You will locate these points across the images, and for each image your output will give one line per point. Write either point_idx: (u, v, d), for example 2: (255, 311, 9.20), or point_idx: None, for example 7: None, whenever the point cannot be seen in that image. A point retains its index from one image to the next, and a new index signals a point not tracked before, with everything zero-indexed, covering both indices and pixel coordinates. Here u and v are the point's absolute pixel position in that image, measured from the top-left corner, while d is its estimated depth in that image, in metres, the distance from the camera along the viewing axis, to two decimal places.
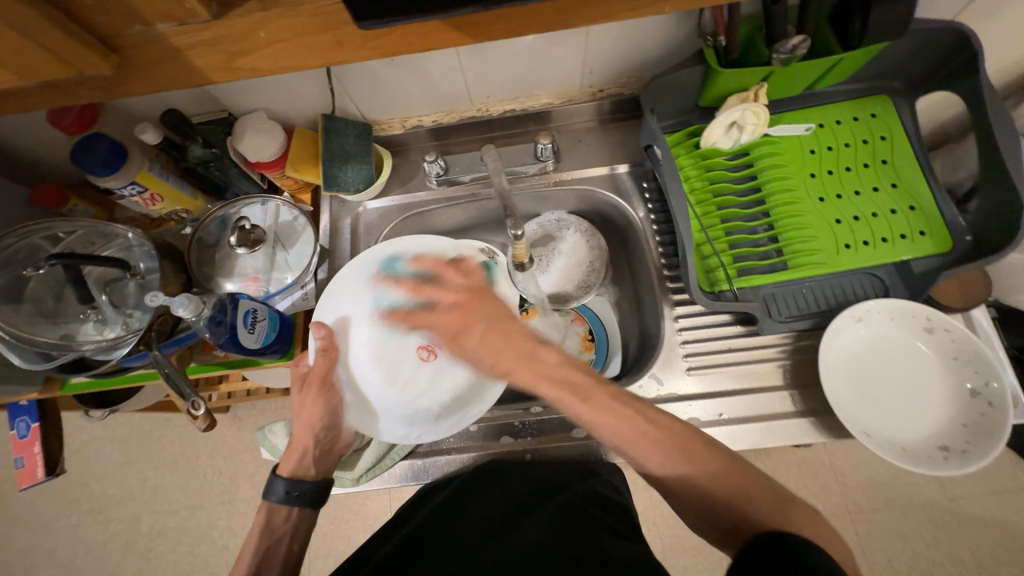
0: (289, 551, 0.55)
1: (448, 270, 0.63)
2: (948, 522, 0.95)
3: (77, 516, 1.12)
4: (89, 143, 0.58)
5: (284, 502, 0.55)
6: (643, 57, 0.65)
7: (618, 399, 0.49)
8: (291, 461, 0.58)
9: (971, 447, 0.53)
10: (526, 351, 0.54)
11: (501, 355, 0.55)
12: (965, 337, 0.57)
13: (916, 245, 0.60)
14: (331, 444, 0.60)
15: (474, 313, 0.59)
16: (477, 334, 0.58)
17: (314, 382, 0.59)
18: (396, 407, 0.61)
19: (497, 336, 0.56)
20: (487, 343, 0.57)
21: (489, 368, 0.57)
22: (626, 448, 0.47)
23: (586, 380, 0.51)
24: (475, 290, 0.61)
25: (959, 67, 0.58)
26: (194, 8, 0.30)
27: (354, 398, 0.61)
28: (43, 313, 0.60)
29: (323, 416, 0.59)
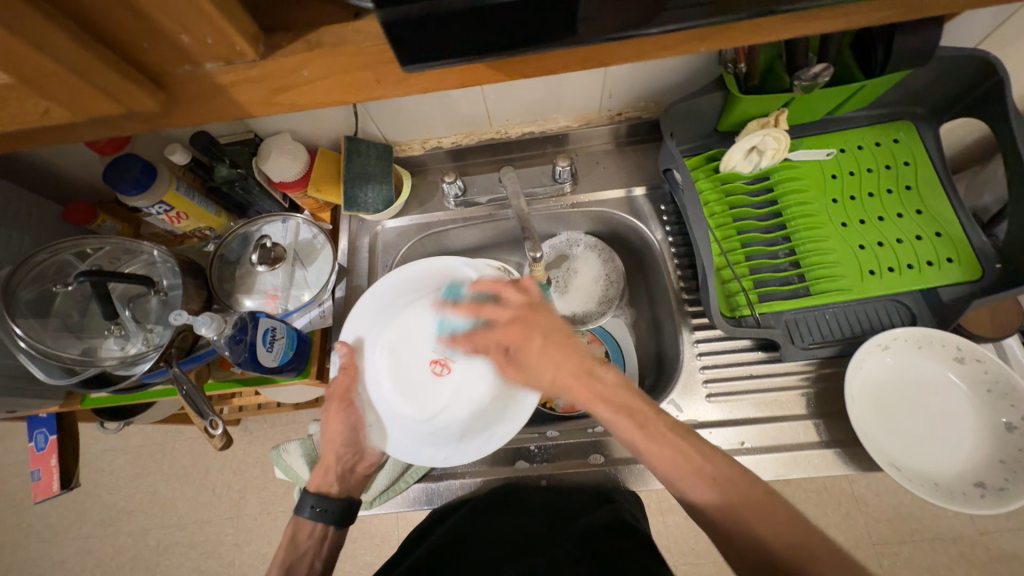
0: (311, 568, 0.56)
1: (505, 287, 0.54)
2: (979, 558, 0.91)
3: (87, 527, 1.12)
4: (121, 163, 0.60)
5: (311, 517, 0.57)
6: (663, 83, 0.66)
7: (673, 431, 0.48)
8: (318, 477, 0.60)
9: (1009, 485, 0.51)
10: (579, 365, 0.51)
11: (552, 369, 0.51)
12: (999, 369, 0.55)
13: (945, 272, 0.59)
14: (355, 463, 0.61)
15: (534, 326, 0.52)
16: (536, 350, 0.52)
17: (334, 399, 0.59)
18: (414, 426, 0.57)
19: (557, 351, 0.51)
20: (547, 355, 0.51)
21: (548, 388, 0.52)
22: (679, 483, 0.46)
23: (643, 405, 0.49)
24: (529, 307, 0.53)
25: (985, 95, 0.57)
26: (243, 49, 0.30)
27: (374, 418, 0.58)
28: (68, 327, 0.61)
29: (345, 430, 0.60)
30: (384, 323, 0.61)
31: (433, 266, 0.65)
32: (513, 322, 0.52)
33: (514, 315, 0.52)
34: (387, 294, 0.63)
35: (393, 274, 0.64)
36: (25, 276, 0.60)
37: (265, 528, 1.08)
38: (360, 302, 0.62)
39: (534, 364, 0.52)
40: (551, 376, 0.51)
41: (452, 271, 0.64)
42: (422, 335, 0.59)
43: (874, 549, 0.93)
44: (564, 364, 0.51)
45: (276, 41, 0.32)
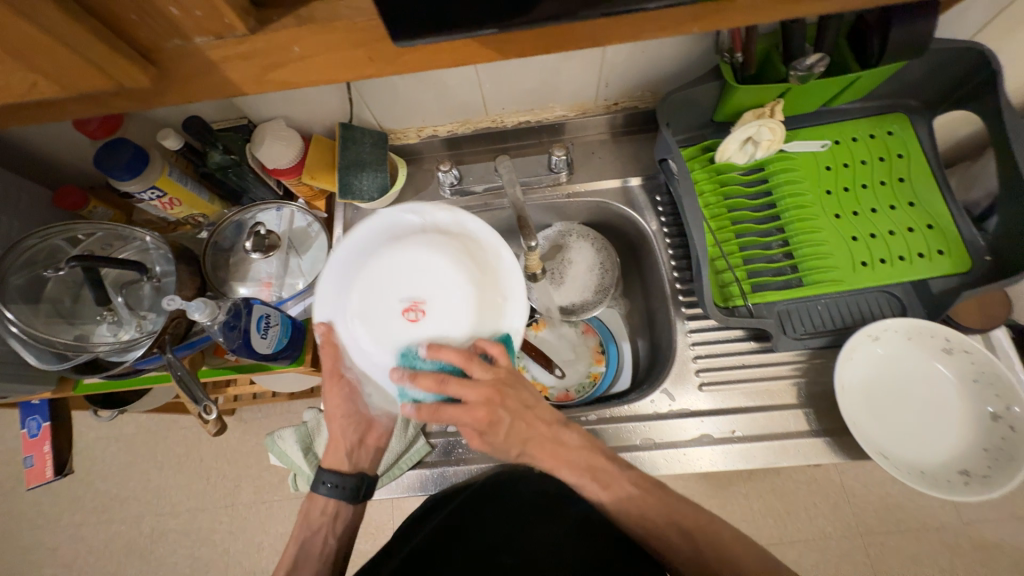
0: (325, 544, 0.59)
1: (472, 364, 0.51)
2: (962, 546, 0.93)
3: (80, 514, 1.12)
4: (112, 147, 0.59)
5: (325, 494, 0.59)
6: (659, 73, 0.66)
7: (636, 486, 0.54)
8: (329, 454, 0.61)
9: (993, 473, 0.52)
10: (546, 435, 0.56)
11: (515, 444, 0.55)
12: (985, 360, 0.55)
13: (935, 263, 0.60)
14: (364, 434, 0.61)
15: (504, 409, 0.53)
16: (504, 431, 0.54)
17: (326, 375, 0.58)
18: (410, 377, 0.54)
19: (522, 427, 0.55)
20: (518, 431, 0.55)
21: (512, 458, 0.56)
22: (652, 538, 0.53)
23: (606, 464, 0.55)
24: (502, 386, 0.53)
25: (979, 87, 0.58)
26: (233, 22, 0.30)
27: (371, 387, 0.57)
28: (60, 313, 0.61)
29: (346, 406, 0.60)
30: (350, 288, 0.57)
31: (380, 221, 0.60)
32: (488, 400, 0.52)
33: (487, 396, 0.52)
34: (347, 256, 0.58)
35: (349, 236, 0.58)
36: (15, 260, 0.60)
37: (260, 516, 1.08)
38: (326, 272, 0.57)
39: (498, 442, 0.54)
40: (517, 447, 0.55)
41: (402, 222, 0.60)
42: (387, 287, 0.55)
43: (860, 538, 0.95)
44: (528, 437, 0.55)
45: (267, 17, 0.32)
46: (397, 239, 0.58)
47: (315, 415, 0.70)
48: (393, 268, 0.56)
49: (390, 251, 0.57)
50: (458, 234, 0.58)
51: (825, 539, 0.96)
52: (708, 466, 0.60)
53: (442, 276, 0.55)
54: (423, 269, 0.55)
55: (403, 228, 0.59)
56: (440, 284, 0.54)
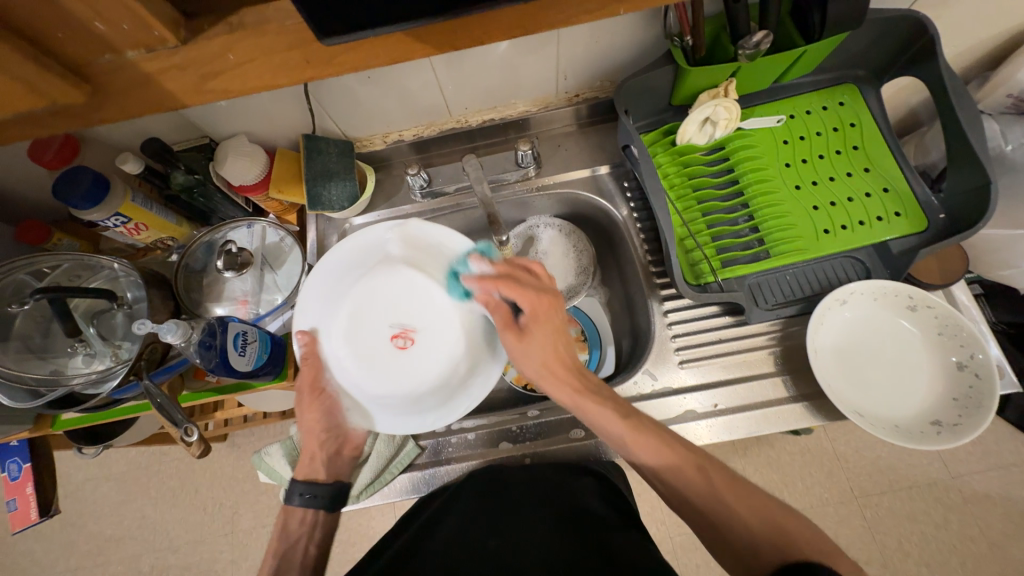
0: (306, 555, 0.54)
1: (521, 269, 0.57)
2: (953, 500, 0.95)
3: (74, 559, 1.09)
4: (71, 175, 0.58)
5: (301, 504, 0.56)
6: (614, 61, 0.67)
7: (655, 425, 0.50)
8: (303, 465, 0.58)
9: (963, 420, 0.54)
10: (568, 363, 0.54)
11: (542, 353, 0.54)
12: (947, 313, 0.58)
13: (893, 225, 0.62)
14: (341, 445, 0.60)
15: (557, 316, 0.55)
16: (541, 333, 0.54)
17: (305, 390, 0.58)
18: (391, 398, 0.56)
19: (553, 339, 0.54)
20: (555, 344, 0.54)
21: (537, 369, 0.54)
22: (666, 476, 0.47)
23: (648, 420, 0.51)
24: (548, 296, 0.55)
25: (918, 53, 0.60)
26: (163, 34, 0.31)
27: (349, 401, 0.57)
28: (31, 349, 0.60)
29: (323, 422, 0.58)
30: (340, 308, 0.59)
31: (364, 236, 0.60)
32: (547, 293, 0.55)
33: (540, 295, 0.54)
34: (330, 277, 0.59)
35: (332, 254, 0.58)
36: None
37: (261, 541, 1.07)
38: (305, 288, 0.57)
39: (535, 337, 0.54)
40: (541, 359, 0.54)
41: (378, 237, 0.60)
42: (375, 311, 0.59)
43: (857, 503, 0.97)
44: (558, 348, 0.54)
45: (198, 26, 0.33)
46: (383, 263, 0.60)
47: (301, 428, 0.69)
48: (384, 295, 0.59)
49: (376, 278, 0.59)
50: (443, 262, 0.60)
51: (823, 507, 0.98)
52: (695, 440, 0.61)
53: (427, 305, 0.59)
54: (407, 298, 0.59)
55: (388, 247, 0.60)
56: (428, 314, 0.59)
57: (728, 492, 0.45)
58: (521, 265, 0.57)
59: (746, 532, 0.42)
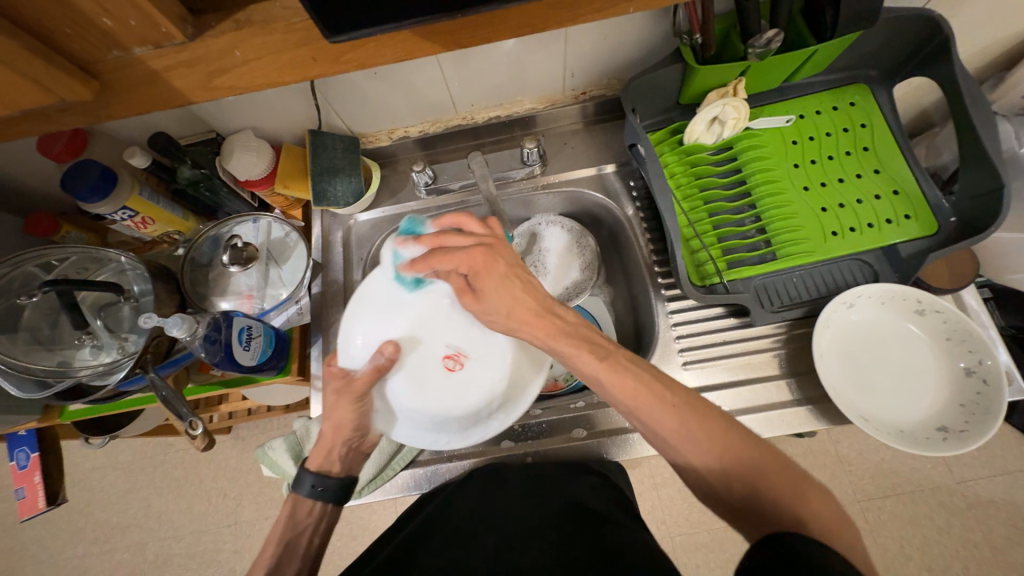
0: (310, 544, 0.54)
1: (448, 233, 0.53)
2: (957, 505, 0.94)
3: (81, 546, 1.11)
4: (79, 168, 0.59)
5: (310, 496, 0.55)
6: (623, 59, 0.66)
7: (636, 363, 0.48)
8: (317, 457, 0.57)
9: (969, 426, 0.53)
10: (532, 308, 0.50)
11: (503, 306, 0.50)
12: (956, 318, 0.57)
13: (903, 228, 0.61)
14: (358, 444, 0.58)
15: (502, 262, 0.51)
16: (494, 286, 0.50)
17: (348, 391, 0.55)
18: (420, 414, 0.56)
19: (504, 288, 0.50)
20: (508, 295, 0.50)
21: (504, 321, 0.51)
22: (641, 414, 0.46)
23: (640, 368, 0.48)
24: (483, 247, 0.51)
25: (934, 53, 0.59)
26: (170, 31, 0.31)
27: (382, 405, 0.57)
28: (39, 340, 0.60)
29: (354, 425, 0.56)
30: (398, 316, 0.58)
31: None
32: (479, 247, 0.50)
33: (469, 252, 0.50)
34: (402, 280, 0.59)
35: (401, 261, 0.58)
36: None
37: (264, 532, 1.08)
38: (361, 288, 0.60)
39: (490, 293, 0.50)
40: (506, 313, 0.51)
41: None
42: (442, 327, 0.58)
43: (859, 505, 0.96)
44: (519, 296, 0.50)
45: (205, 24, 0.33)
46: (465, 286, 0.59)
47: (304, 424, 0.69)
48: (452, 315, 0.59)
49: (453, 297, 0.59)
50: None
51: None
52: None
53: (489, 341, 0.58)
54: (472, 327, 0.58)
55: None
56: (486, 350, 0.58)
57: (699, 426, 0.44)
58: (445, 230, 0.54)
59: (723, 476, 0.42)
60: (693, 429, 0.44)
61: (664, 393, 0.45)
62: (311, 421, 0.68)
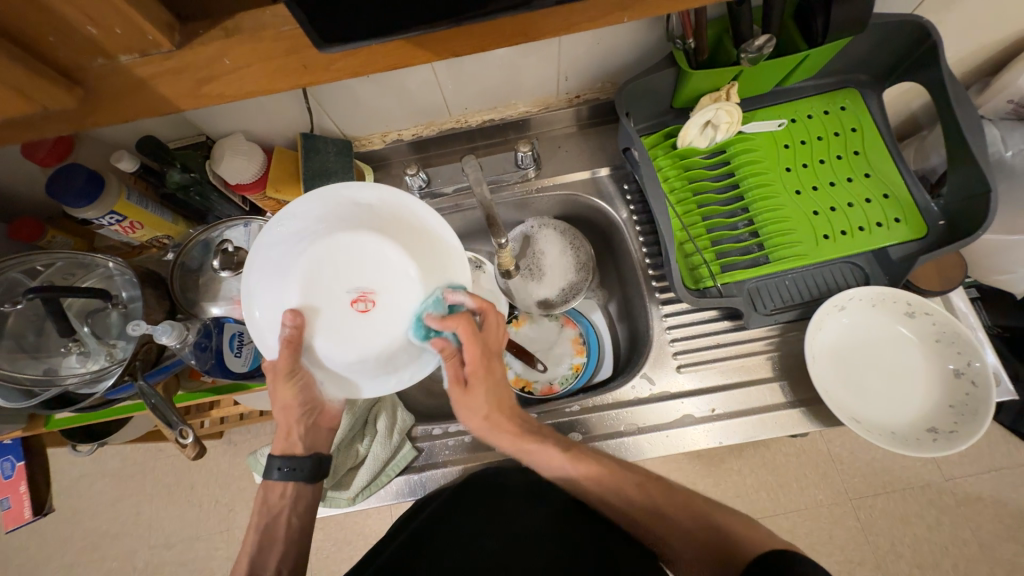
0: (288, 526, 0.54)
1: (488, 315, 0.54)
2: (947, 503, 0.96)
3: (70, 554, 1.09)
4: (65, 173, 0.58)
5: (279, 479, 0.55)
6: (616, 63, 0.66)
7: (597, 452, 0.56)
8: (279, 439, 0.56)
9: (958, 428, 0.54)
10: (509, 410, 0.57)
11: (487, 404, 0.55)
12: (945, 320, 0.58)
13: (893, 231, 0.62)
14: (317, 416, 0.57)
15: (495, 368, 0.55)
16: (485, 388, 0.55)
17: (281, 372, 0.51)
18: (364, 364, 0.52)
19: (496, 390, 0.56)
20: (497, 395, 0.56)
21: (479, 420, 0.56)
22: (609, 498, 0.53)
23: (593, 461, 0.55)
24: (489, 353, 0.55)
25: (923, 59, 0.59)
26: (156, 38, 0.30)
27: (321, 373, 0.53)
28: (24, 348, 0.59)
29: (299, 400, 0.54)
30: (289, 283, 0.51)
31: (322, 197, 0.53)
32: (490, 347, 0.55)
33: (483, 352, 0.53)
34: (277, 248, 0.52)
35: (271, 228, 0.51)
36: None
37: None
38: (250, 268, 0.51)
39: (481, 392, 0.55)
40: (484, 415, 0.56)
41: (348, 198, 0.54)
42: (333, 274, 0.52)
43: (851, 504, 0.97)
44: (501, 398, 0.56)
45: (193, 30, 0.32)
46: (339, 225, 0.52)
47: None
48: (339, 258, 0.52)
49: (332, 242, 0.52)
50: (411, 226, 0.54)
51: (818, 507, 0.98)
52: (693, 444, 0.61)
53: (389, 266, 0.52)
54: (368, 260, 0.52)
55: (344, 209, 0.53)
56: (390, 277, 0.52)
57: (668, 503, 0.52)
58: (480, 306, 0.54)
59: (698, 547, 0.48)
60: (666, 510, 0.52)
61: (634, 475, 0.54)
62: None
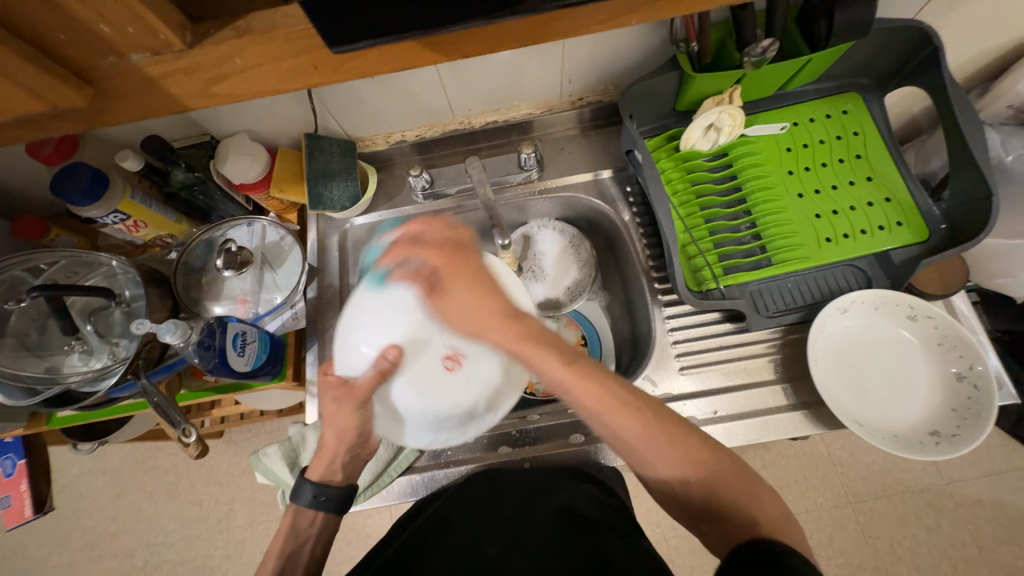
0: (312, 555, 0.54)
1: (432, 224, 0.52)
2: (947, 506, 0.96)
3: (68, 553, 1.08)
4: (70, 171, 0.58)
5: (313, 506, 0.55)
6: (620, 65, 0.67)
7: (599, 369, 0.45)
8: (319, 467, 0.56)
9: (961, 431, 0.54)
10: (493, 306, 0.48)
11: (468, 309, 0.48)
12: (947, 323, 0.58)
13: (895, 235, 0.62)
14: (360, 448, 0.57)
15: (463, 268, 0.49)
16: (455, 290, 0.49)
17: (349, 398, 0.51)
18: (422, 416, 0.50)
19: (475, 293, 0.48)
20: (467, 296, 0.48)
21: (466, 333, 0.48)
22: (607, 419, 0.43)
23: (587, 364, 0.45)
24: (450, 250, 0.50)
25: (923, 63, 0.60)
26: (168, 38, 0.31)
27: (382, 409, 0.52)
28: (27, 346, 0.59)
29: (357, 428, 0.54)
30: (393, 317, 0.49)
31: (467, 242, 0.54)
32: (448, 250, 0.50)
33: (441, 252, 0.50)
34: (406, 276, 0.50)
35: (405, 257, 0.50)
36: None
37: (256, 538, 1.06)
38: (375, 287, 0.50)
39: (456, 295, 0.49)
40: (471, 319, 0.48)
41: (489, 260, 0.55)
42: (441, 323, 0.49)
43: (851, 507, 0.97)
44: (483, 298, 0.48)
45: (204, 31, 0.32)
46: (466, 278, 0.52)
47: (299, 430, 0.68)
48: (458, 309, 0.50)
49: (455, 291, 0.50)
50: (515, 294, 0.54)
51: (818, 510, 0.98)
52: None
53: None
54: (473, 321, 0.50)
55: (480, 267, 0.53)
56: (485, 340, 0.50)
57: (659, 430, 0.42)
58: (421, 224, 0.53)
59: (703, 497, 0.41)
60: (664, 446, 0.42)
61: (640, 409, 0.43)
62: (307, 428, 0.67)
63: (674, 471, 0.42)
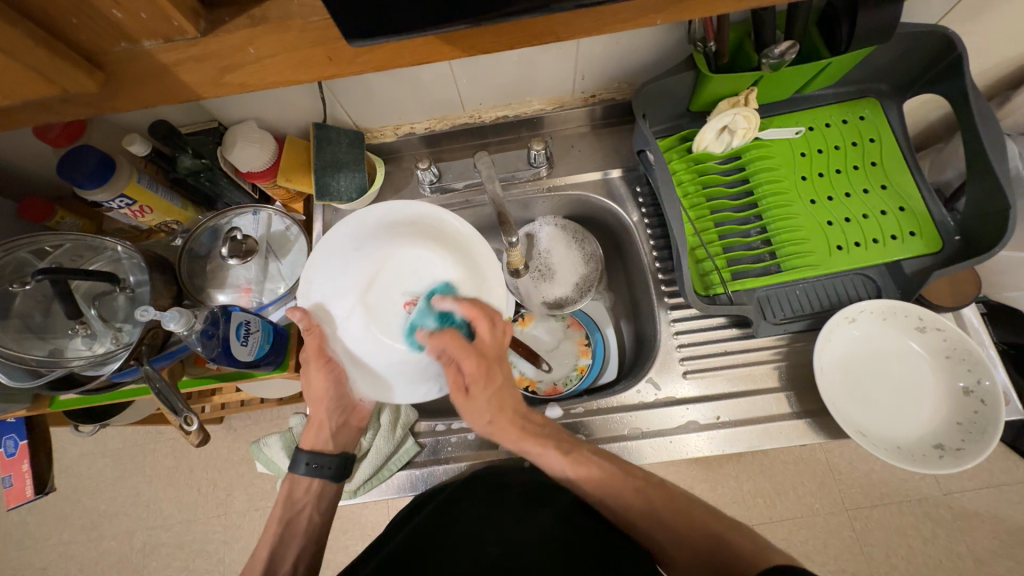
0: (310, 521, 0.59)
1: (481, 318, 0.56)
2: (944, 517, 0.96)
3: (68, 532, 1.10)
4: (76, 155, 0.57)
5: (306, 474, 0.60)
6: (635, 63, 0.66)
7: (596, 454, 0.55)
8: (311, 437, 0.61)
9: (966, 446, 0.54)
10: (512, 412, 0.57)
11: (488, 411, 0.57)
12: (956, 336, 0.57)
13: (908, 245, 0.61)
14: (347, 417, 0.63)
15: (495, 374, 0.57)
16: (484, 395, 0.56)
17: (311, 357, 0.58)
18: (405, 365, 0.59)
19: (495, 400, 0.57)
20: (494, 402, 0.57)
21: (483, 428, 0.58)
22: (608, 500, 0.52)
23: (586, 455, 0.55)
24: (489, 360, 0.56)
25: (945, 71, 0.59)
26: (182, 25, 0.30)
27: (358, 371, 0.60)
28: (31, 329, 0.59)
29: (332, 393, 0.60)
30: (347, 286, 0.60)
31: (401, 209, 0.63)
32: (483, 358, 0.56)
33: (480, 363, 0.56)
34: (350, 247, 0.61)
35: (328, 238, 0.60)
36: None
37: (254, 524, 1.07)
38: (316, 259, 0.59)
39: (481, 401, 0.56)
40: (488, 419, 0.57)
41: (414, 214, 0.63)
42: (389, 283, 0.61)
43: (847, 514, 0.97)
44: (502, 402, 0.57)
45: (218, 17, 0.32)
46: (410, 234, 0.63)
47: (300, 420, 0.69)
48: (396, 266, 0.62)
49: (397, 248, 0.63)
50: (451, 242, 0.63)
51: (813, 516, 0.98)
52: (694, 451, 0.61)
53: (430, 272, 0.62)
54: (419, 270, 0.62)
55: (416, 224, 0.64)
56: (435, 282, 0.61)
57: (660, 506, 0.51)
58: (477, 309, 0.57)
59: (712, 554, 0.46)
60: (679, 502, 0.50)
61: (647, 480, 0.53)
62: None
63: (675, 532, 0.50)
